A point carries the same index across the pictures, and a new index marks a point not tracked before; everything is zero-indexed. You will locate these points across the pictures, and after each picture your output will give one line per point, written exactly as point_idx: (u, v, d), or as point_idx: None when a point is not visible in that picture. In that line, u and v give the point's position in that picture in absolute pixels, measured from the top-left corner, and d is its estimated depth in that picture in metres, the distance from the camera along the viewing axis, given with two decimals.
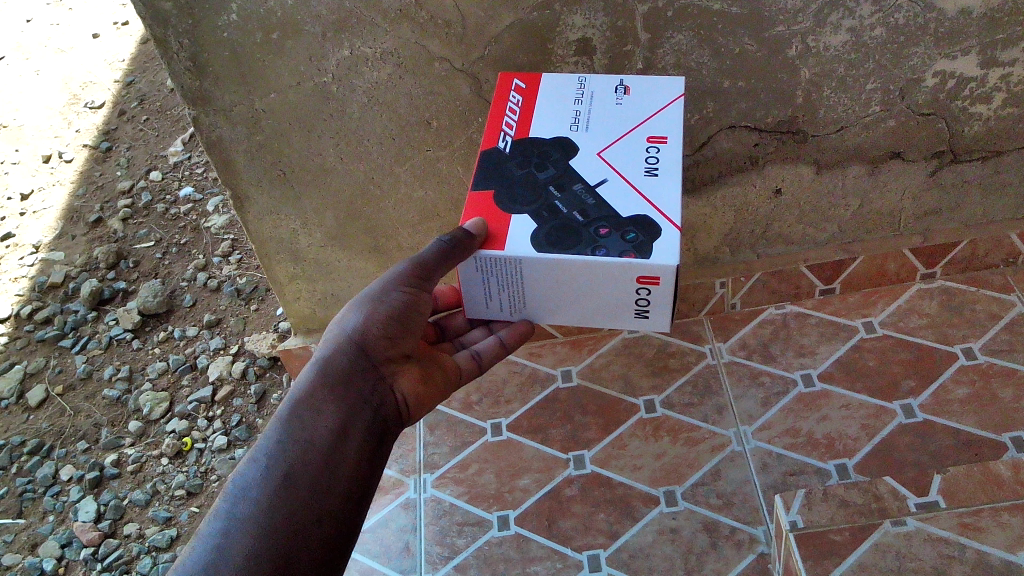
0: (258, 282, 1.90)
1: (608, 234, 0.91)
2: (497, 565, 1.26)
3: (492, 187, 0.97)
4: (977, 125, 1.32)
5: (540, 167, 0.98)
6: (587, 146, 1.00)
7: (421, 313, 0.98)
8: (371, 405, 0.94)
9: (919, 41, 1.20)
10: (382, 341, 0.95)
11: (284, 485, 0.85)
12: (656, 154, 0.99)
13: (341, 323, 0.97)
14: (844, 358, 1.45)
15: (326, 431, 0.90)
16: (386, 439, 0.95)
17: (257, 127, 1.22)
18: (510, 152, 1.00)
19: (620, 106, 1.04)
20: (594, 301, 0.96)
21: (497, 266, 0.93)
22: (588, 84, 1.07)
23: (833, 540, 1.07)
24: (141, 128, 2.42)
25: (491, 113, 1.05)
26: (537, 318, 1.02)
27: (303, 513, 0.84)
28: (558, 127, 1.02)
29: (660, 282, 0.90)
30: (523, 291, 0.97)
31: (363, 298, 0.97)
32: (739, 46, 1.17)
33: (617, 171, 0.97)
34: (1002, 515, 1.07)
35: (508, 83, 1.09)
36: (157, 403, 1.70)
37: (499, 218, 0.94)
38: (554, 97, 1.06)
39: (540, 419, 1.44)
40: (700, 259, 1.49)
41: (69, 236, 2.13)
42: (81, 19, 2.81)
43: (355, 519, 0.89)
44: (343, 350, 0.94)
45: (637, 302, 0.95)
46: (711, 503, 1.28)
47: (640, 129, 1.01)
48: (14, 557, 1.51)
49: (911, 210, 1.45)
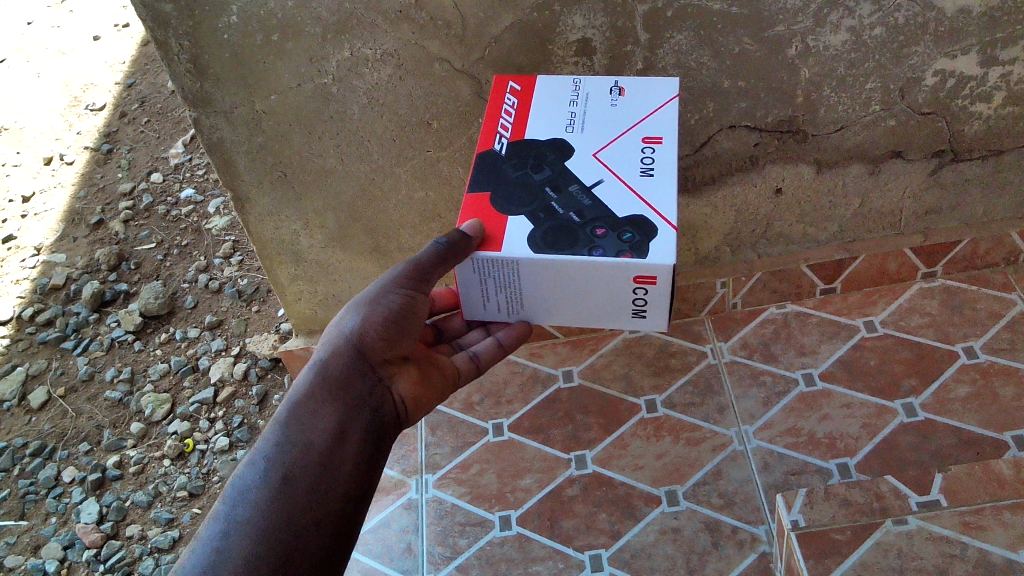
0: (259, 283, 1.91)
1: (605, 234, 0.91)
2: (498, 566, 1.26)
3: (489, 189, 0.98)
4: (978, 123, 1.32)
5: (536, 169, 0.99)
6: (583, 147, 1.00)
7: (417, 315, 0.99)
8: (369, 407, 0.94)
9: (919, 40, 1.20)
10: (379, 343, 0.96)
11: (283, 488, 0.85)
12: (652, 154, 0.99)
13: (338, 326, 0.97)
14: (845, 357, 1.45)
15: (324, 433, 0.90)
16: (385, 441, 0.95)
17: (257, 128, 1.22)
18: (506, 153, 1.01)
19: (615, 107, 1.05)
20: (591, 301, 0.96)
21: (494, 268, 0.94)
22: (582, 86, 1.08)
23: (835, 540, 1.07)
24: (142, 130, 2.43)
25: (486, 115, 1.06)
26: (535, 318, 1.02)
27: (302, 516, 0.84)
28: (553, 129, 1.02)
29: (657, 281, 0.90)
30: (521, 292, 0.97)
31: (360, 301, 0.98)
32: (739, 46, 1.18)
33: (612, 171, 0.97)
34: (1004, 513, 1.07)
35: (503, 85, 1.09)
36: (159, 404, 1.70)
37: (496, 220, 0.94)
38: (549, 100, 1.07)
39: (541, 419, 1.44)
40: (700, 259, 1.49)
41: (71, 238, 2.14)
42: (81, 22, 2.82)
43: (355, 521, 0.88)
44: (341, 352, 0.95)
45: (634, 301, 0.95)
46: (713, 503, 1.28)
47: (634, 130, 1.02)
48: (17, 558, 1.51)
49: (911, 209, 1.45)
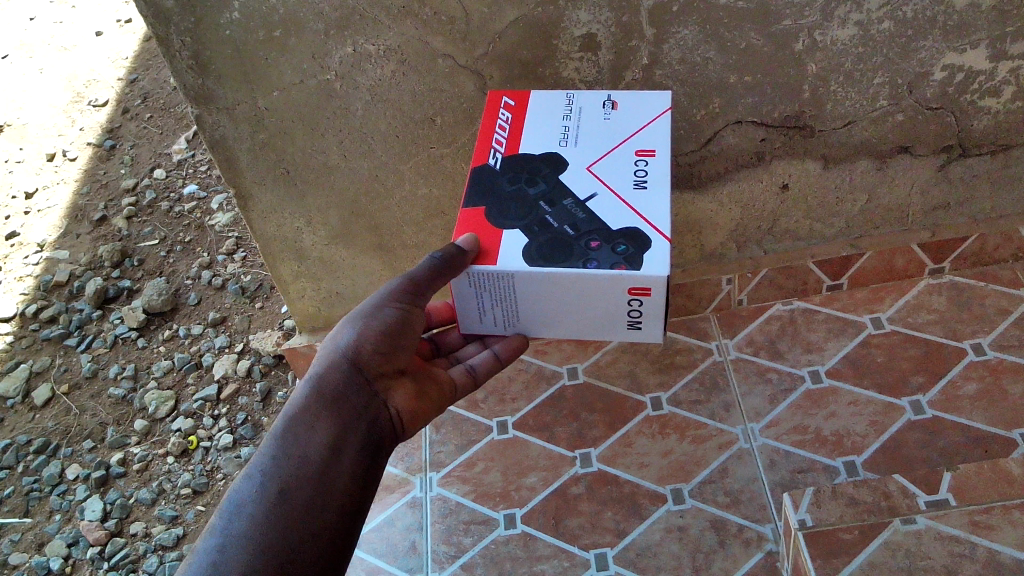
0: (262, 280, 1.90)
1: (599, 247, 0.90)
2: (503, 565, 1.25)
3: (483, 203, 0.97)
4: (987, 119, 1.31)
5: (530, 183, 0.98)
6: (577, 161, 0.99)
7: (414, 329, 0.97)
8: (365, 421, 0.93)
9: (928, 35, 1.18)
10: (375, 356, 0.95)
11: (279, 503, 0.85)
12: (645, 167, 0.98)
13: (334, 339, 0.96)
14: (852, 354, 1.44)
15: (320, 446, 0.89)
16: (382, 455, 0.94)
17: (260, 125, 1.22)
18: (501, 168, 1.00)
19: (608, 121, 1.04)
20: (586, 313, 0.96)
21: (489, 281, 0.93)
22: (576, 101, 1.07)
23: (843, 539, 1.06)
24: (145, 126, 2.42)
25: (480, 130, 1.05)
26: (531, 331, 1.01)
27: (298, 530, 0.84)
28: (547, 143, 1.02)
29: (652, 292, 0.89)
30: (517, 305, 0.96)
31: (355, 315, 0.96)
32: (745, 41, 1.16)
33: (607, 185, 0.96)
34: (1013, 513, 1.06)
35: (498, 100, 1.09)
36: (163, 401, 1.69)
37: (490, 234, 0.93)
38: (543, 114, 1.06)
39: (545, 417, 1.43)
40: (706, 255, 1.48)
41: (74, 235, 2.13)
42: (84, 17, 2.81)
43: (351, 535, 0.88)
44: (336, 366, 0.94)
45: (629, 313, 0.94)
46: (719, 501, 1.28)
47: (627, 144, 1.01)
48: (21, 556, 1.51)
49: (919, 204, 1.43)
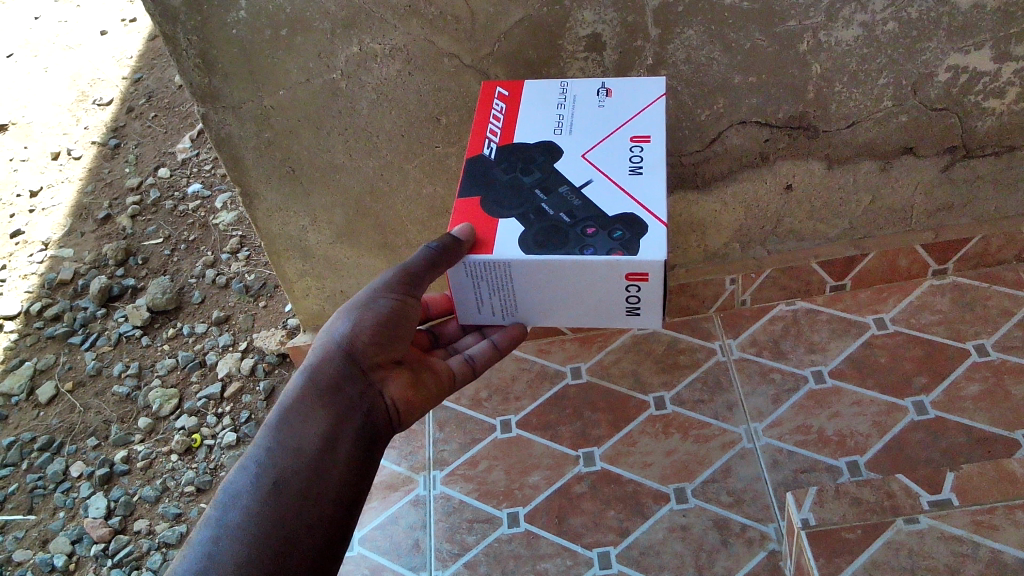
0: (266, 279, 1.91)
1: (595, 233, 0.90)
2: (507, 563, 1.26)
3: (478, 192, 0.97)
4: (991, 120, 1.32)
5: (526, 171, 0.98)
6: (572, 149, 0.99)
7: (409, 320, 0.97)
8: (361, 412, 0.93)
9: (932, 36, 1.19)
10: (370, 347, 0.95)
11: (274, 493, 0.86)
12: (640, 153, 0.98)
13: (330, 330, 0.96)
14: (855, 354, 1.44)
15: (315, 437, 0.90)
16: (377, 445, 0.95)
17: (266, 124, 1.22)
18: (496, 157, 1.00)
19: (602, 108, 1.05)
20: (584, 301, 0.96)
21: (486, 271, 0.93)
22: (570, 89, 1.08)
23: (846, 539, 1.04)
24: (149, 125, 2.42)
25: (475, 121, 1.05)
26: (530, 320, 1.01)
27: (293, 520, 0.85)
28: (542, 131, 1.02)
29: (649, 278, 0.89)
30: (515, 294, 0.96)
31: (351, 306, 0.96)
32: (751, 42, 1.18)
33: (602, 172, 0.97)
34: (1016, 512, 1.04)
35: (491, 91, 1.09)
36: (167, 399, 1.70)
37: (486, 223, 0.93)
38: (538, 103, 1.06)
39: (549, 416, 1.44)
40: (710, 255, 1.48)
41: (78, 233, 2.14)
42: (89, 16, 2.82)
43: (346, 524, 0.89)
44: (331, 358, 0.94)
45: (627, 299, 0.94)
46: (722, 500, 1.28)
47: (622, 130, 1.01)
48: (25, 553, 1.51)
49: (923, 205, 1.44)
